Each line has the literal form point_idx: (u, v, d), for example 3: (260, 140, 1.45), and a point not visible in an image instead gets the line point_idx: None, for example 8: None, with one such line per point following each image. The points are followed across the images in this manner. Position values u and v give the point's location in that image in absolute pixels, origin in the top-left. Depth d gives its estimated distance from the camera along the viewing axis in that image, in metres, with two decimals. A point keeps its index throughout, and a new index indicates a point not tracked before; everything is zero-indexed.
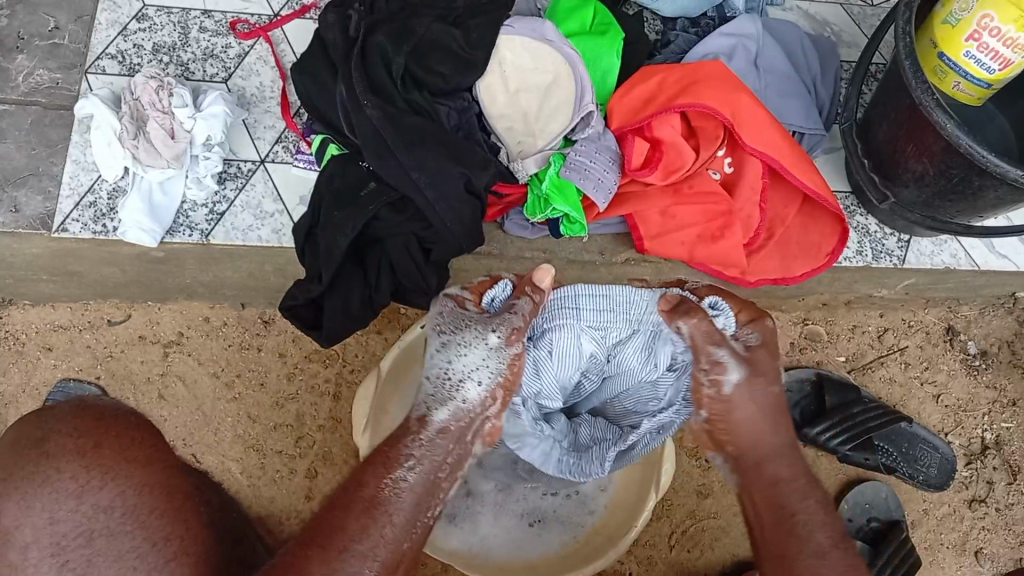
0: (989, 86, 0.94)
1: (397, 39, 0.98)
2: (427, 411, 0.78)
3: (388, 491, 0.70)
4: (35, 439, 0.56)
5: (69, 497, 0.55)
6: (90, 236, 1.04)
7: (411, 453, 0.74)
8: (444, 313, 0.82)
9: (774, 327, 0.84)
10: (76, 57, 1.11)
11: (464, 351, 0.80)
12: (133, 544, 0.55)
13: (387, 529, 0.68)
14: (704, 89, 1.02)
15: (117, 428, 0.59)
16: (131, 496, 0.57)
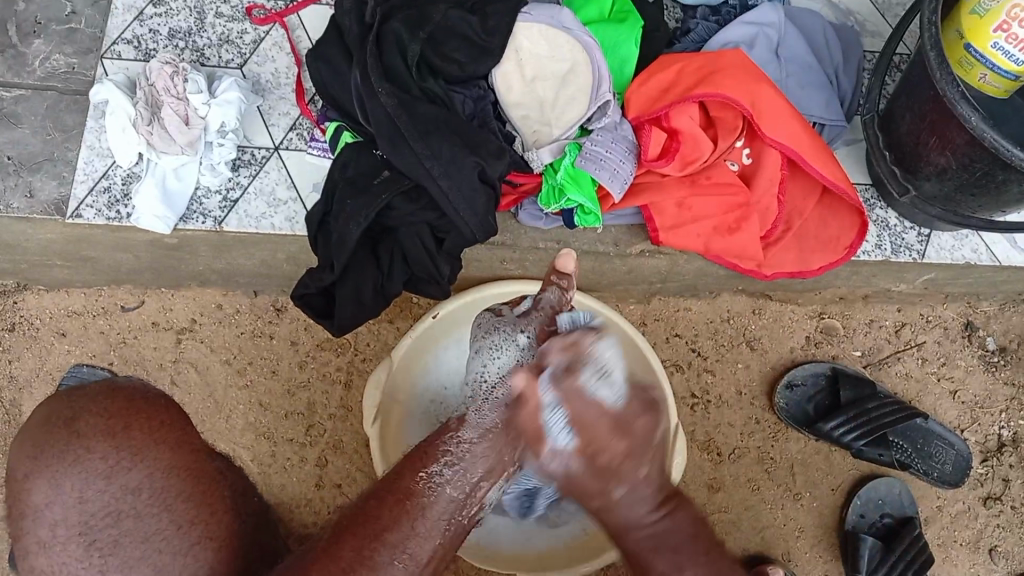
0: (1017, 78, 0.92)
1: (413, 26, 0.97)
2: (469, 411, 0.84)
3: (424, 485, 0.66)
4: (66, 418, 0.49)
5: (98, 477, 0.47)
6: (103, 222, 1.04)
7: (450, 451, 0.70)
8: (480, 326, 0.90)
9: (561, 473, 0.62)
10: (92, 42, 1.10)
11: (499, 353, 0.84)
12: (161, 527, 0.48)
13: (424, 524, 0.63)
14: (724, 79, 1.00)
15: (149, 409, 0.51)
16: (161, 479, 0.49)
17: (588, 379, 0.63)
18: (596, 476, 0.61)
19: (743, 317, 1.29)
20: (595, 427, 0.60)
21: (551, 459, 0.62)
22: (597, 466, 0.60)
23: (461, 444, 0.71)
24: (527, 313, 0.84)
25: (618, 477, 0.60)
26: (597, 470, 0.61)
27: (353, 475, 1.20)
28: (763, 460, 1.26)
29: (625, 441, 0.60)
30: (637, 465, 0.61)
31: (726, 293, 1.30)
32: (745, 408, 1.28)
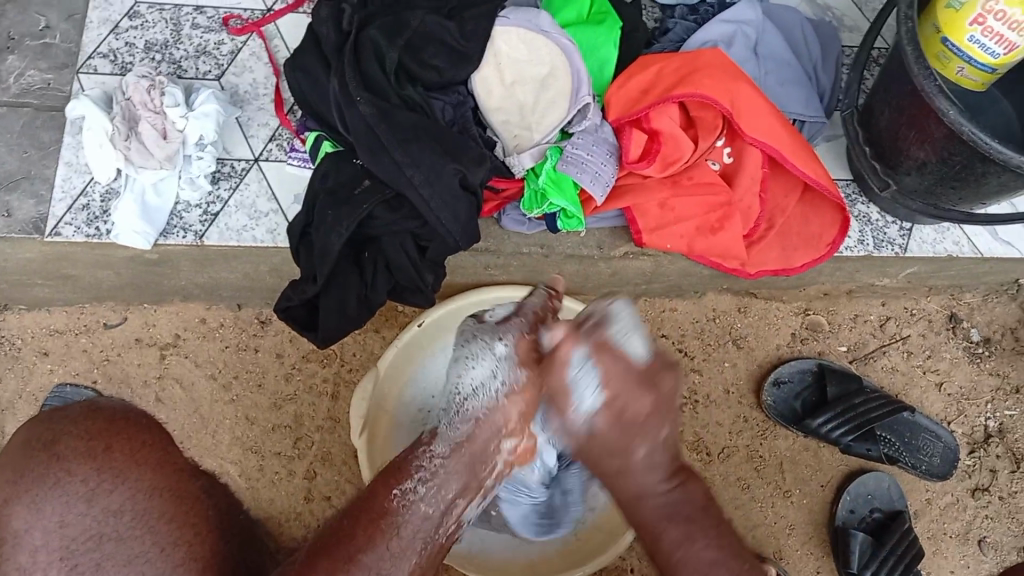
0: (994, 70, 0.93)
1: (390, 33, 0.97)
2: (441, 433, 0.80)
3: (397, 503, 0.73)
4: (46, 441, 0.49)
5: (79, 500, 0.47)
6: (82, 239, 1.03)
7: (422, 466, 0.77)
8: (463, 330, 0.86)
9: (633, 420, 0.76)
10: (67, 57, 1.09)
11: (473, 364, 0.82)
12: (144, 548, 0.48)
13: (393, 543, 0.69)
14: (703, 79, 1.00)
15: (131, 429, 0.51)
16: (142, 499, 0.49)
17: (617, 334, 0.78)
18: (622, 432, 0.77)
19: (729, 315, 1.30)
20: (612, 381, 0.76)
21: (578, 416, 0.77)
22: (625, 424, 0.76)
23: (433, 459, 0.78)
24: (507, 318, 0.82)
25: (635, 430, 0.77)
26: (614, 433, 0.77)
27: (343, 487, 1.19)
28: (752, 459, 1.26)
29: (648, 401, 0.77)
30: (666, 376, 0.79)
31: (711, 293, 1.30)
32: (733, 406, 1.28)
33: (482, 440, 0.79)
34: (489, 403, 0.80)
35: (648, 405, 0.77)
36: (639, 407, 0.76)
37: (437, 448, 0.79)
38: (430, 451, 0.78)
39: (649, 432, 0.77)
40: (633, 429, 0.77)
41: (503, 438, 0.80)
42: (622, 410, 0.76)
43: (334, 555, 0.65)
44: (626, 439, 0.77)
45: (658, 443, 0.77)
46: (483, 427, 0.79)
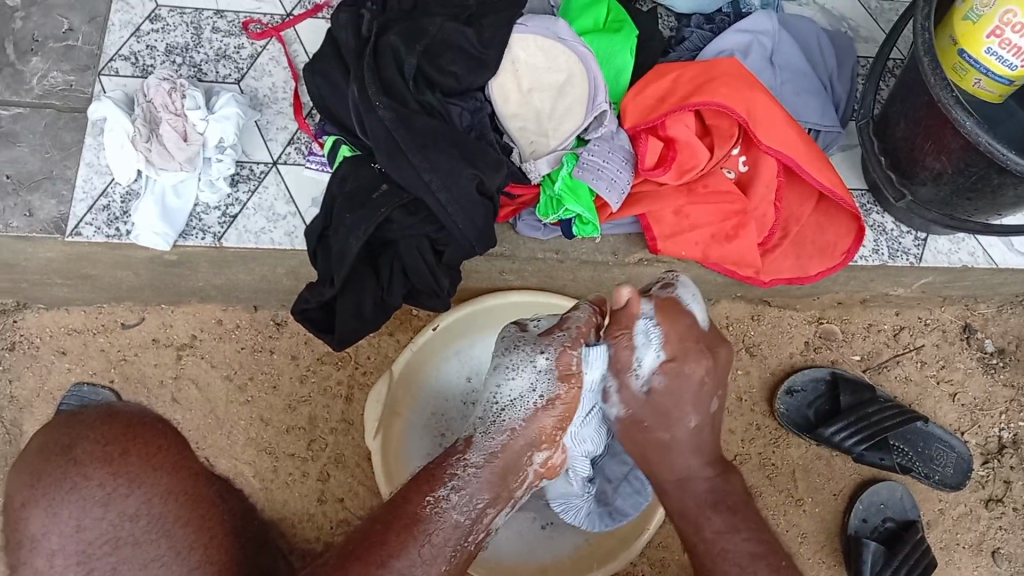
0: (1011, 83, 0.93)
1: (409, 39, 0.97)
2: (472, 435, 0.83)
3: (430, 510, 0.74)
4: (62, 444, 0.42)
5: (95, 505, 0.42)
6: (103, 240, 1.05)
7: (457, 474, 0.78)
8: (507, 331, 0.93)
9: (689, 375, 0.87)
10: (89, 59, 1.11)
11: (512, 374, 0.85)
12: (160, 554, 0.43)
13: (425, 548, 0.71)
14: (719, 87, 1.01)
15: (147, 432, 0.44)
16: (158, 505, 0.43)
17: (671, 301, 0.88)
18: (672, 395, 0.86)
19: (742, 323, 1.30)
20: (675, 341, 0.86)
21: (637, 380, 0.87)
22: (678, 384, 0.86)
23: (468, 468, 0.79)
24: (551, 332, 0.87)
25: (687, 400, 0.87)
26: (647, 407, 0.87)
27: (356, 490, 1.20)
28: (765, 466, 1.26)
29: (680, 376, 0.86)
30: (695, 361, 0.87)
31: (724, 300, 1.30)
32: (745, 414, 1.28)
33: (514, 452, 0.82)
34: (526, 416, 0.84)
35: (682, 384, 0.86)
36: (696, 361, 0.87)
37: (473, 455, 0.81)
38: (466, 458, 0.80)
39: (693, 406, 0.87)
40: (681, 400, 0.87)
41: (535, 450, 0.84)
42: (670, 382, 0.86)
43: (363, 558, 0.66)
44: (656, 413, 0.87)
45: (702, 418, 0.88)
46: (514, 443, 0.82)
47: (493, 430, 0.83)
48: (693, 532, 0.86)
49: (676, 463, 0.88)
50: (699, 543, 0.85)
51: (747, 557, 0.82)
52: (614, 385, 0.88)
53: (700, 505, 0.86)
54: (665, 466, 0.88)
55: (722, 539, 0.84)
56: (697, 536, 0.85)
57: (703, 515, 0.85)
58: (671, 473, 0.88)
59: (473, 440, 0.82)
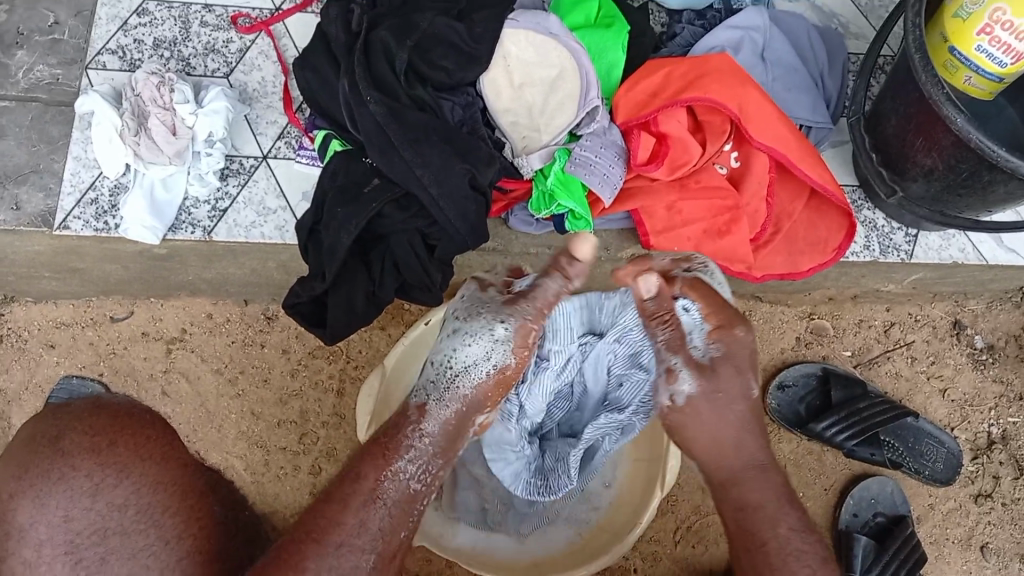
0: (1001, 80, 0.93)
1: (399, 34, 0.97)
2: (424, 400, 0.79)
3: (388, 481, 0.69)
4: (50, 437, 0.42)
5: (83, 494, 0.42)
6: (91, 233, 1.04)
7: (414, 444, 0.74)
8: (463, 296, 0.91)
9: (746, 337, 0.82)
10: (76, 52, 1.10)
11: (469, 341, 0.82)
12: (148, 544, 0.43)
13: (385, 520, 0.67)
14: (711, 82, 1.00)
15: (137, 424, 0.44)
16: (148, 494, 0.43)
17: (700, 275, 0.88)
18: (732, 362, 0.81)
19: None
20: (716, 310, 0.82)
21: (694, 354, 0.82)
22: (732, 354, 0.81)
23: (424, 438, 0.75)
24: (515, 302, 0.85)
25: (746, 366, 0.81)
26: (710, 377, 0.80)
27: None
28: None
29: (732, 341, 0.81)
30: (744, 324, 0.82)
31: None
32: None
33: (462, 422, 0.79)
34: (478, 385, 0.80)
35: (737, 350, 0.81)
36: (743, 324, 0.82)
37: (427, 424, 0.76)
38: (419, 428, 0.76)
39: (751, 369, 0.81)
40: (740, 366, 0.81)
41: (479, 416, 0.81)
42: (726, 350, 0.81)
43: (310, 529, 0.63)
44: (717, 381, 0.80)
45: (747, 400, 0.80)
46: (467, 410, 0.80)
47: (447, 399, 0.79)
48: (765, 529, 0.71)
49: (741, 448, 0.77)
50: (773, 542, 0.70)
51: (820, 561, 0.69)
52: (678, 362, 0.81)
53: (769, 499, 0.73)
54: (735, 449, 0.77)
55: (798, 539, 0.70)
56: (768, 533, 0.71)
57: (780, 511, 0.72)
58: (734, 461, 0.77)
59: (425, 408, 0.77)
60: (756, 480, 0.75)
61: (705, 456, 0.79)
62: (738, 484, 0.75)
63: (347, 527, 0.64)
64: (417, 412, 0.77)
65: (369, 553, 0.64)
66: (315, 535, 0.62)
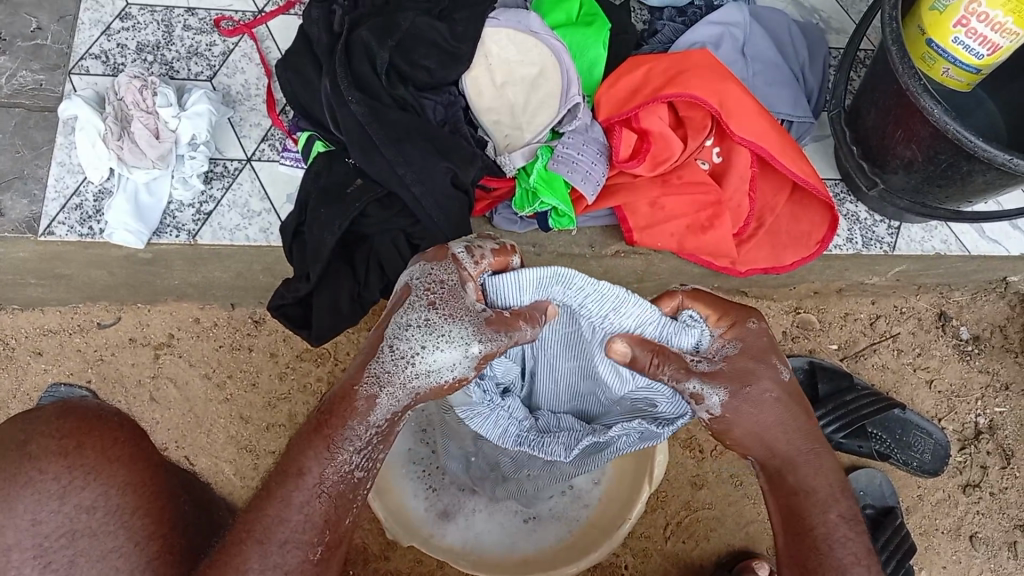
0: (978, 71, 0.94)
1: (381, 34, 0.97)
2: (374, 387, 0.65)
3: (333, 474, 0.64)
4: (18, 440, 0.56)
5: (51, 498, 0.55)
6: (76, 239, 1.04)
7: (352, 435, 0.65)
8: (443, 283, 0.67)
9: (760, 327, 0.72)
10: (59, 58, 1.10)
11: (441, 347, 0.66)
12: (117, 544, 0.57)
13: (313, 503, 0.63)
14: (691, 79, 1.01)
15: (100, 426, 0.59)
16: (114, 496, 0.58)
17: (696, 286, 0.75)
18: (752, 356, 0.70)
19: None
20: (720, 311, 0.72)
21: (702, 364, 0.71)
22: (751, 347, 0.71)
23: (367, 432, 0.66)
24: (501, 320, 0.68)
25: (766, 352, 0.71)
26: (735, 377, 0.69)
27: None
28: None
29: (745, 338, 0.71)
30: (755, 315, 0.72)
31: None
32: None
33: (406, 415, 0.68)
34: (433, 388, 0.67)
35: (754, 342, 0.71)
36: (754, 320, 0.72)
37: (374, 416, 0.66)
38: (366, 419, 0.66)
39: (777, 355, 0.71)
40: (762, 355, 0.71)
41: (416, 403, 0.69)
42: (743, 346, 0.71)
43: (252, 527, 0.62)
44: (744, 376, 0.69)
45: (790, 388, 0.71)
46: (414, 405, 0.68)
47: (400, 393, 0.66)
48: (815, 513, 0.68)
49: (786, 434, 0.70)
50: (821, 528, 0.68)
51: (864, 550, 0.67)
52: (703, 386, 0.68)
53: (823, 483, 0.69)
54: (783, 436, 0.70)
55: (846, 526, 0.68)
56: (819, 517, 0.68)
57: (831, 496, 0.69)
58: (783, 447, 0.70)
59: (376, 400, 0.65)
60: (811, 462, 0.69)
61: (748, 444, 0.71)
62: (795, 470, 0.69)
63: (292, 522, 0.62)
64: (365, 401, 0.65)
65: (316, 543, 0.63)
66: (254, 533, 0.62)
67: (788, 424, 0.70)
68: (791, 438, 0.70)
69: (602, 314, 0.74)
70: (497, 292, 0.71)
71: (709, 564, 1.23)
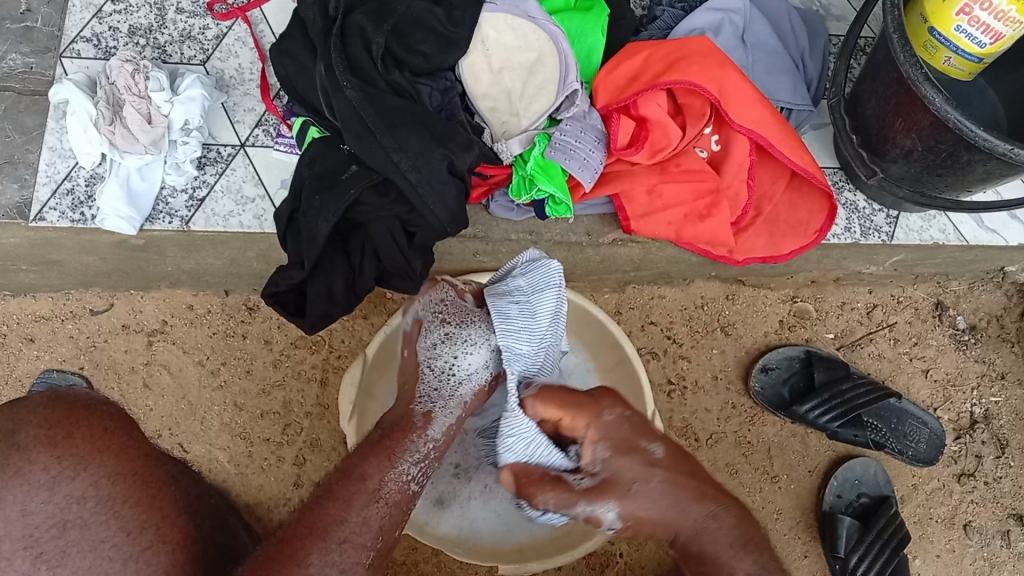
0: (980, 60, 0.93)
1: (376, 18, 0.96)
2: (430, 407, 0.84)
3: (396, 487, 0.75)
4: (8, 430, 0.58)
5: (41, 489, 0.56)
6: (68, 225, 1.03)
7: (418, 450, 0.80)
8: (445, 301, 0.90)
9: (615, 419, 0.80)
10: (50, 41, 1.08)
11: (469, 350, 0.88)
12: (108, 534, 0.57)
13: (381, 518, 0.72)
14: (690, 65, 1.00)
15: (84, 415, 0.61)
16: (105, 485, 0.59)
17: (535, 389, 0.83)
18: (623, 453, 0.78)
19: (717, 303, 1.29)
20: (569, 413, 0.81)
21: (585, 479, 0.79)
22: (618, 442, 0.79)
23: (428, 444, 0.81)
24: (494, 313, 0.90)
25: (631, 437, 0.79)
26: (613, 486, 0.77)
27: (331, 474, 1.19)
28: (740, 444, 1.26)
29: (611, 438, 0.79)
30: (608, 403, 0.81)
31: (700, 280, 1.29)
32: (721, 393, 1.28)
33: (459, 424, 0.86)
34: (474, 393, 0.87)
35: (617, 434, 0.79)
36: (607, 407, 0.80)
37: (433, 431, 0.83)
38: (424, 436, 0.82)
39: (643, 439, 0.79)
40: (628, 449, 0.78)
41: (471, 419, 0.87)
42: (610, 444, 0.79)
43: (314, 526, 0.67)
44: (621, 482, 0.77)
45: (670, 472, 0.78)
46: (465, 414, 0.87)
47: (450, 404, 0.86)
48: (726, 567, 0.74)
49: (685, 512, 0.76)
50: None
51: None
52: (595, 507, 0.77)
53: (722, 548, 0.74)
54: (677, 513, 0.76)
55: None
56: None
57: (733, 558, 0.74)
58: (684, 523, 0.76)
59: (431, 416, 0.84)
60: (710, 528, 0.75)
61: (652, 531, 0.78)
62: (698, 537, 0.76)
63: (351, 523, 0.69)
64: (423, 418, 0.83)
65: (368, 548, 0.69)
66: (317, 531, 0.66)
67: (682, 505, 0.77)
68: (687, 510, 0.76)
69: (531, 327, 0.88)
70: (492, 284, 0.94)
71: None
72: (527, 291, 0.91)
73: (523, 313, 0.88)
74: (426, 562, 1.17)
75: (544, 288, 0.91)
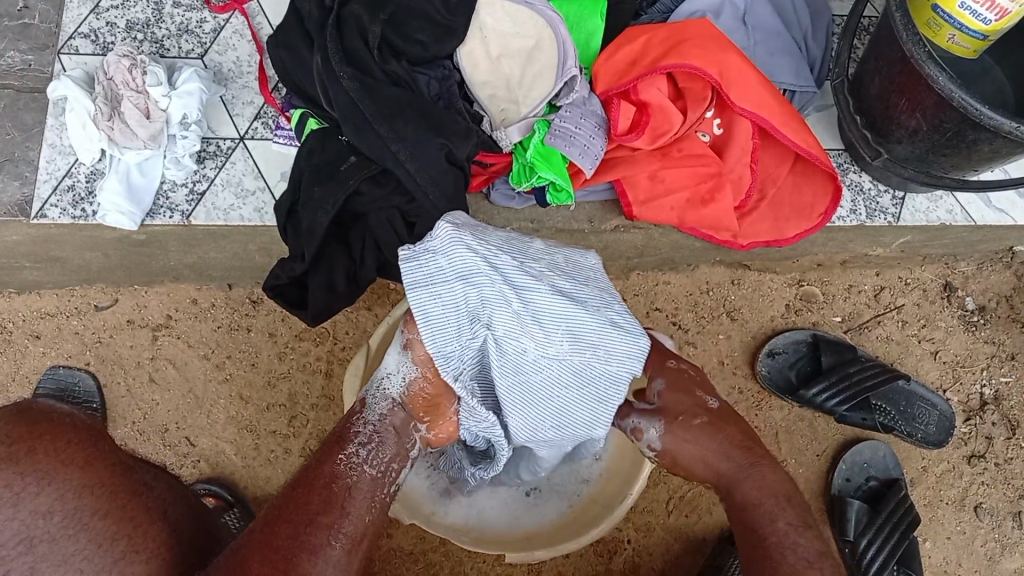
0: (985, 37, 0.91)
1: (372, 7, 0.95)
2: (365, 400, 0.83)
3: (343, 467, 0.75)
4: None
5: (5, 506, 0.57)
6: (69, 221, 1.03)
7: (360, 431, 0.79)
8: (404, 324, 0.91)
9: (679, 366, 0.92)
10: (47, 37, 1.08)
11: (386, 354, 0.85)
12: (78, 547, 0.59)
13: (350, 499, 0.73)
14: (691, 49, 0.98)
15: (45, 431, 0.62)
16: (72, 499, 0.60)
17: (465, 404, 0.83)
18: (679, 390, 0.90)
19: (723, 288, 1.28)
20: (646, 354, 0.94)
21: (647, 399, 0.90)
22: (678, 382, 0.91)
23: (367, 426, 0.80)
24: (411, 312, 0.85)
25: (688, 385, 0.91)
26: (666, 413, 0.88)
27: None
28: None
29: (667, 377, 0.91)
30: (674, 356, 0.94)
31: (705, 265, 1.28)
32: (727, 378, 1.27)
33: (400, 416, 0.82)
34: (404, 387, 0.83)
35: (678, 378, 0.91)
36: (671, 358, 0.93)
37: (369, 414, 0.81)
38: (362, 419, 0.80)
39: (702, 389, 0.91)
40: (688, 388, 0.91)
41: (416, 423, 0.83)
42: (669, 381, 0.91)
43: (289, 518, 0.69)
44: (673, 411, 0.88)
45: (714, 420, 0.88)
46: (400, 407, 0.82)
47: (382, 396, 0.82)
48: (764, 524, 0.79)
49: (730, 456, 0.85)
50: (772, 536, 0.78)
51: (816, 554, 0.77)
52: (641, 420, 0.87)
53: (767, 495, 0.81)
54: (725, 460, 0.85)
55: (794, 533, 0.78)
56: (769, 529, 0.79)
57: (776, 506, 0.81)
58: (727, 468, 0.85)
59: (367, 403, 0.82)
60: (753, 478, 0.83)
61: (693, 470, 0.87)
62: (739, 486, 0.83)
63: (313, 506, 0.71)
64: (361, 405, 0.82)
65: (338, 531, 0.70)
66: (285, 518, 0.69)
67: (728, 450, 0.86)
68: (734, 457, 0.85)
69: (457, 321, 0.78)
70: (407, 263, 0.79)
71: (713, 537, 1.23)
72: (447, 276, 0.78)
73: (447, 308, 0.78)
74: (434, 551, 1.18)
75: (473, 273, 0.77)
